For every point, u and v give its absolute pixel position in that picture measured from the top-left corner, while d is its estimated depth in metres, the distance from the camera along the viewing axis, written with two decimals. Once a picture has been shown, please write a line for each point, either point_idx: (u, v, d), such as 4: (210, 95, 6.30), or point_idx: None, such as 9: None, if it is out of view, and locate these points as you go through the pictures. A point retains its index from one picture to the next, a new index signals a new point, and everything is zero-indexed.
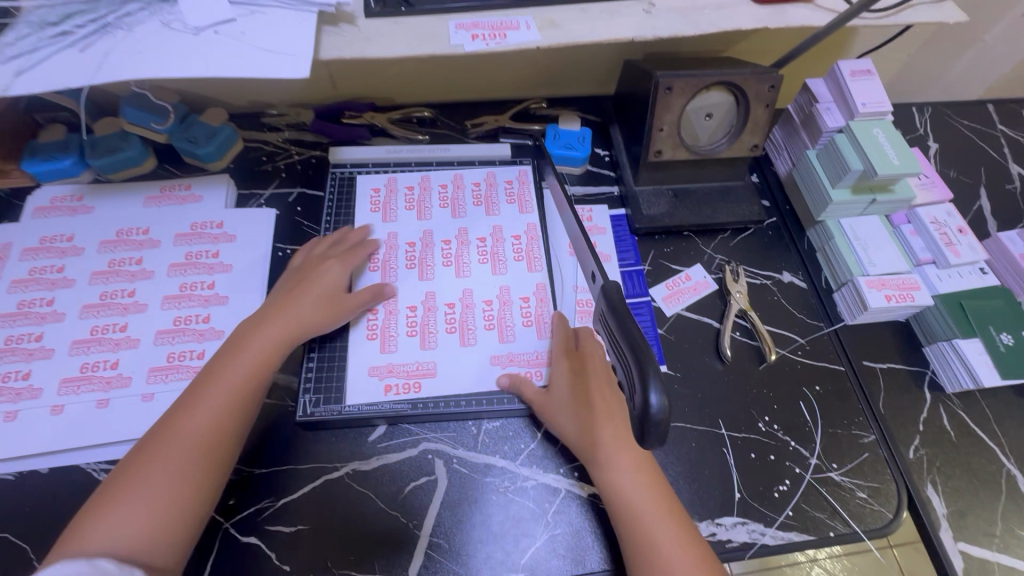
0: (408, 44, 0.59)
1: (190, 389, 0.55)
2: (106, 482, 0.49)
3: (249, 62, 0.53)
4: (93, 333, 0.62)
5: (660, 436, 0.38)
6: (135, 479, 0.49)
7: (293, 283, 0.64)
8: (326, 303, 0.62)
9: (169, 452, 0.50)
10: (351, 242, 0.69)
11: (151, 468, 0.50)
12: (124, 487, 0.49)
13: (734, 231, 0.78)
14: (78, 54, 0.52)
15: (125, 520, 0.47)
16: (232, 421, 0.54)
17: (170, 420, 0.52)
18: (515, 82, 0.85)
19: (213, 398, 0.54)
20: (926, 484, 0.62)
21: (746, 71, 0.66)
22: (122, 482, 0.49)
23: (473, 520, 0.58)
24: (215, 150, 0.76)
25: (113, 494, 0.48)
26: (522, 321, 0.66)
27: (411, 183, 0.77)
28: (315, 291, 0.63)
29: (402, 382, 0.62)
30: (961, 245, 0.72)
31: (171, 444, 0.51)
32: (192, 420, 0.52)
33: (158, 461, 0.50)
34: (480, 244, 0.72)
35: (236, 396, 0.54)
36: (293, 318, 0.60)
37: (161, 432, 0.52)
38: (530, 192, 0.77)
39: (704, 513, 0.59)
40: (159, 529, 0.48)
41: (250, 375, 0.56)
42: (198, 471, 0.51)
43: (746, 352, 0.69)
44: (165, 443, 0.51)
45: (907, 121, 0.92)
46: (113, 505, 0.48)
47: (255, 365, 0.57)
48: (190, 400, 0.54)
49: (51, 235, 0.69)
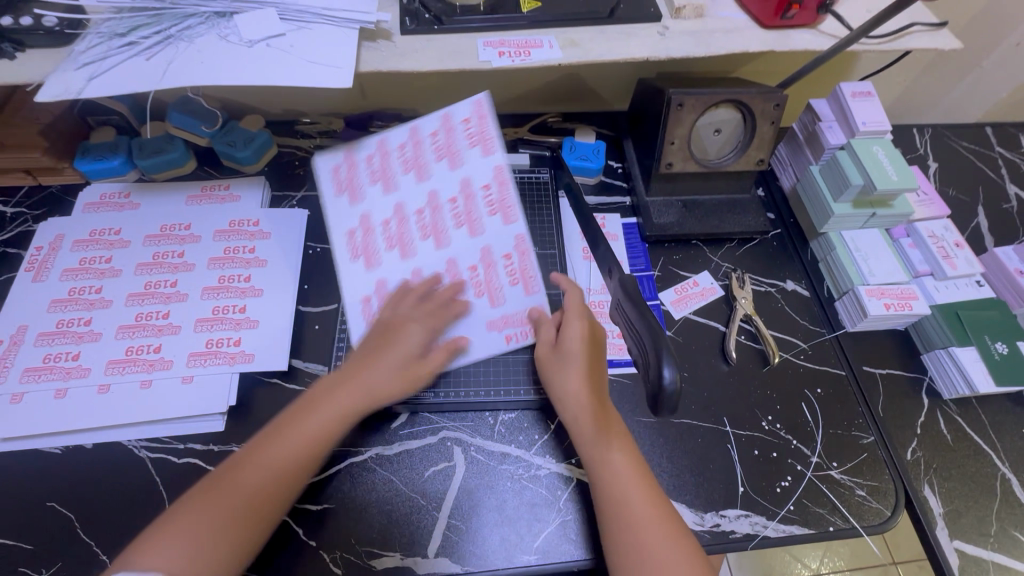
0: (440, 59, 0.64)
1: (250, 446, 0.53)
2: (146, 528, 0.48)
3: (297, 72, 0.58)
4: (138, 319, 0.67)
5: (673, 406, 0.44)
6: (192, 520, 0.48)
7: (374, 346, 0.57)
8: (402, 377, 0.57)
9: (230, 498, 0.50)
10: (443, 300, 0.60)
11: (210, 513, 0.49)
12: (181, 527, 0.48)
13: (740, 241, 0.82)
14: (143, 62, 0.57)
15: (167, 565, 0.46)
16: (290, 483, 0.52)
17: (233, 465, 0.52)
18: (534, 96, 0.90)
19: (279, 452, 0.52)
20: (923, 485, 0.65)
21: (753, 90, 0.71)
22: (178, 520, 0.48)
23: (489, 505, 0.61)
24: (252, 154, 0.81)
25: (168, 527, 0.48)
26: (509, 280, 0.63)
27: (370, 151, 0.63)
28: (394, 362, 0.57)
29: (406, 361, 0.58)
30: (958, 259, 0.75)
31: (233, 490, 0.50)
32: (254, 469, 0.51)
33: (200, 516, 0.48)
34: (452, 205, 0.62)
35: (301, 457, 0.53)
36: (366, 385, 0.56)
37: (224, 475, 0.51)
38: (492, 125, 0.62)
39: (708, 505, 0.62)
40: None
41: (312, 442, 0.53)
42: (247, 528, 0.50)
43: (750, 354, 0.72)
44: (229, 485, 0.50)
45: (908, 142, 0.96)
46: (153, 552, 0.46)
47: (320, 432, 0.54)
48: (247, 457, 0.52)
49: (101, 228, 0.74)
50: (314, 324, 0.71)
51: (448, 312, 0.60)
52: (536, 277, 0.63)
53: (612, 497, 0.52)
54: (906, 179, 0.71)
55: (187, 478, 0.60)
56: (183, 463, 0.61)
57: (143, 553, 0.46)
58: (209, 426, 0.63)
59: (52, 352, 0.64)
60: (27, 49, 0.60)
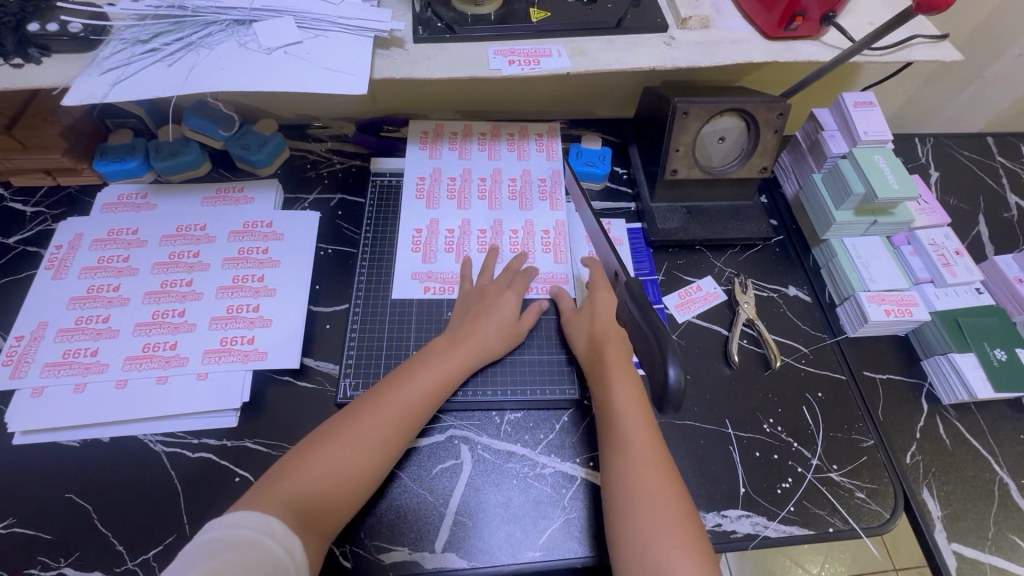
0: (452, 67, 0.66)
1: (378, 388, 0.61)
2: (290, 458, 0.55)
3: (313, 79, 0.60)
4: (155, 316, 0.68)
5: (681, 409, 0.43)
6: (312, 468, 0.54)
7: (475, 305, 0.70)
8: (506, 332, 0.68)
9: (343, 452, 0.55)
10: (515, 270, 0.74)
11: (329, 463, 0.54)
12: (300, 474, 0.53)
13: (743, 247, 0.83)
14: (165, 67, 0.59)
15: (321, 481, 0.53)
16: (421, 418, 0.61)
17: (342, 421, 0.57)
18: (541, 104, 0.92)
19: (388, 413, 0.59)
20: (922, 488, 0.66)
21: (756, 99, 0.72)
22: (298, 467, 0.54)
23: (494, 502, 0.62)
24: (266, 157, 0.83)
25: (288, 476, 0.53)
26: (542, 248, 0.78)
27: (456, 129, 0.87)
28: (495, 322, 0.68)
29: (439, 285, 0.74)
30: (958, 266, 0.76)
31: (345, 444, 0.56)
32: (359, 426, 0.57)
33: (345, 446, 0.56)
34: (511, 183, 0.83)
35: (408, 418, 0.59)
36: (478, 343, 0.66)
37: (337, 428, 0.57)
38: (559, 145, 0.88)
39: (710, 505, 0.63)
40: (332, 507, 0.53)
41: (437, 388, 0.62)
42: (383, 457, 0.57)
43: (752, 358, 0.74)
44: (343, 437, 0.56)
45: (910, 150, 0.97)
46: (301, 476, 0.53)
47: (442, 380, 0.63)
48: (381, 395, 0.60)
49: (118, 227, 0.75)
50: (325, 324, 0.73)
51: (529, 278, 0.73)
52: (566, 252, 0.78)
53: (627, 488, 0.54)
54: (908, 188, 0.72)
55: (200, 472, 0.62)
56: (196, 457, 0.63)
57: (259, 499, 0.51)
58: (222, 422, 0.65)
59: (71, 347, 0.66)
60: (52, 54, 0.62)
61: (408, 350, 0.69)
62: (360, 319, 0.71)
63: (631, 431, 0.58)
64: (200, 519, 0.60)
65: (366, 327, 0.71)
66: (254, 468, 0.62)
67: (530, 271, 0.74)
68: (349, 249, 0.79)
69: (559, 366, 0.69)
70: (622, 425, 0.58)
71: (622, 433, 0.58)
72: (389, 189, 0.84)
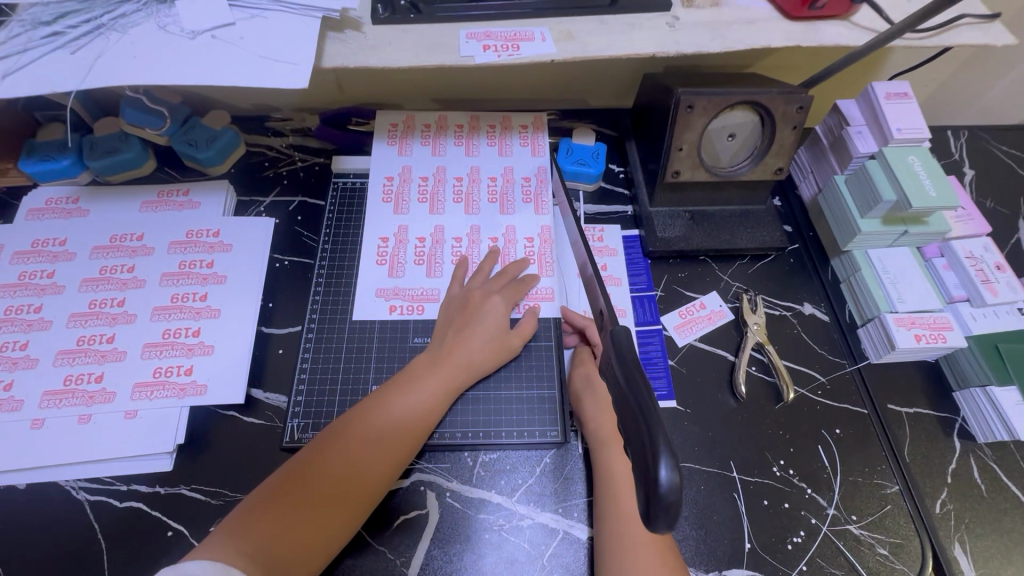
0: (416, 53, 0.56)
1: (354, 416, 0.54)
2: (253, 500, 0.48)
3: (245, 69, 0.50)
4: (80, 343, 0.61)
5: (673, 516, 0.33)
6: (279, 515, 0.47)
7: (458, 317, 0.61)
8: (497, 345, 0.60)
9: (314, 494, 0.49)
10: (512, 276, 0.65)
11: (300, 507, 0.48)
12: (266, 523, 0.47)
13: (754, 257, 0.74)
14: (68, 56, 0.50)
15: (287, 527, 0.47)
16: (403, 450, 0.53)
17: (311, 458, 0.51)
18: (528, 93, 0.82)
19: (364, 447, 0.52)
20: (953, 543, 0.58)
21: (773, 90, 0.62)
22: (263, 512, 0.47)
23: (464, 561, 0.54)
24: (216, 155, 0.74)
25: (250, 521, 0.47)
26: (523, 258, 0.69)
27: (428, 122, 0.77)
28: (485, 335, 0.60)
29: (406, 304, 0.65)
30: (1000, 283, 0.67)
31: (316, 485, 0.49)
32: (331, 463, 0.50)
33: (315, 486, 0.49)
34: (491, 183, 0.73)
35: (388, 451, 0.52)
36: (465, 360, 0.58)
37: (308, 465, 0.50)
38: (545, 139, 0.78)
39: (710, 564, 0.55)
40: (300, 557, 0.47)
41: (421, 414, 0.55)
42: (361, 495, 0.51)
43: (762, 388, 0.65)
44: (313, 475, 0.50)
45: (943, 146, 0.87)
46: (263, 522, 0.47)
47: (425, 405, 0.55)
48: (355, 425, 0.53)
49: (44, 238, 0.67)
50: (278, 349, 0.64)
51: (525, 287, 0.65)
52: (553, 262, 0.69)
53: None
54: (946, 196, 0.63)
55: (127, 526, 0.54)
56: (122, 507, 0.55)
57: (218, 551, 0.44)
58: (153, 465, 0.57)
59: None
60: None
61: (365, 384, 0.61)
62: (314, 344, 0.63)
63: (626, 511, 0.52)
64: None
65: (320, 354, 0.62)
66: (188, 520, 0.55)
67: (528, 280, 0.65)
68: (308, 261, 0.70)
69: (540, 402, 0.61)
70: (618, 507, 0.52)
71: (615, 514, 0.52)
72: (353, 191, 0.74)
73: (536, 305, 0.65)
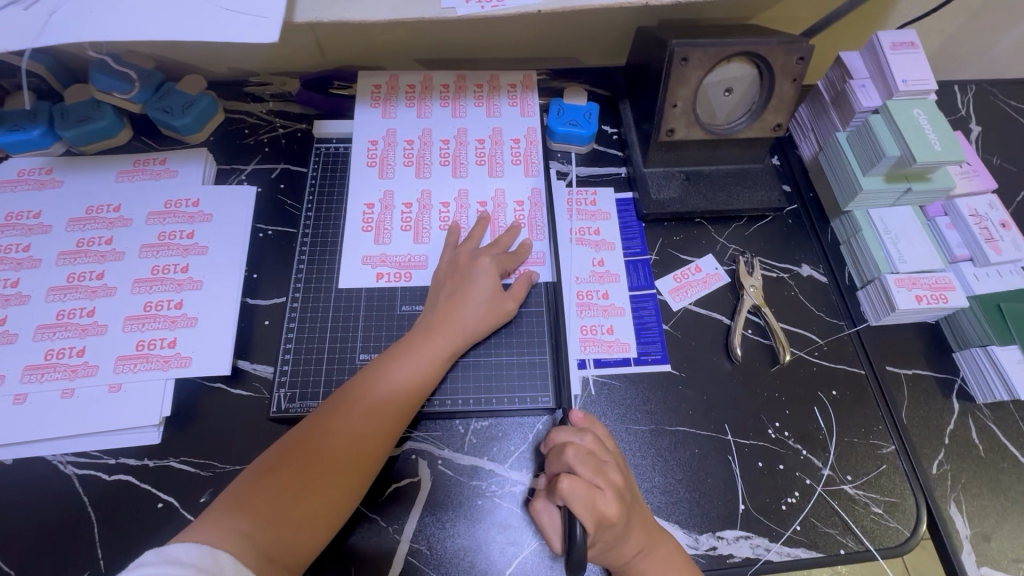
0: (395, 5, 0.52)
1: (348, 387, 0.53)
2: (251, 473, 0.48)
3: (211, 25, 0.47)
4: (59, 318, 0.59)
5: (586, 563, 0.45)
6: (277, 486, 0.47)
7: (448, 281, 0.60)
8: (491, 308, 0.59)
9: (311, 466, 0.48)
10: (505, 246, 0.63)
11: (301, 478, 0.48)
12: (260, 501, 0.46)
13: (751, 219, 0.72)
14: (19, 12, 0.46)
15: (285, 498, 0.46)
16: (399, 419, 0.53)
17: (308, 431, 0.50)
18: (517, 50, 0.78)
19: (360, 416, 0.51)
20: (949, 503, 0.57)
21: (772, 41, 0.59)
22: (260, 486, 0.47)
23: (456, 527, 0.54)
24: (193, 122, 0.71)
25: (247, 497, 0.46)
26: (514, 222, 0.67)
27: (413, 82, 0.74)
28: (476, 299, 0.58)
29: (394, 271, 0.63)
30: (1004, 242, 0.65)
31: (314, 458, 0.48)
32: (330, 434, 0.50)
33: (311, 458, 0.48)
34: (479, 144, 0.71)
35: (385, 419, 0.52)
36: (460, 325, 0.57)
37: (304, 438, 0.50)
38: (535, 99, 0.75)
39: (704, 525, 0.55)
40: (303, 528, 0.46)
41: (416, 381, 0.54)
42: (360, 465, 0.50)
43: (757, 351, 0.64)
44: (309, 449, 0.49)
45: (949, 101, 0.84)
46: (260, 495, 0.46)
47: (420, 372, 0.54)
48: (349, 397, 0.52)
49: (18, 211, 0.65)
50: (264, 321, 0.63)
51: (517, 256, 0.63)
52: (543, 226, 0.67)
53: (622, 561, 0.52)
54: (952, 149, 0.61)
55: (116, 499, 0.54)
56: (112, 481, 0.54)
57: (214, 532, 0.43)
58: (140, 439, 0.56)
59: None
60: None
61: (353, 354, 0.59)
62: (300, 314, 0.61)
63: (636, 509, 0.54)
64: (117, 554, 0.52)
65: (307, 324, 0.61)
66: (179, 492, 0.54)
67: (519, 251, 0.63)
68: (292, 230, 0.68)
69: (531, 367, 0.60)
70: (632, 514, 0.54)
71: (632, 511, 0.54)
72: (336, 156, 0.71)
73: (528, 270, 0.64)
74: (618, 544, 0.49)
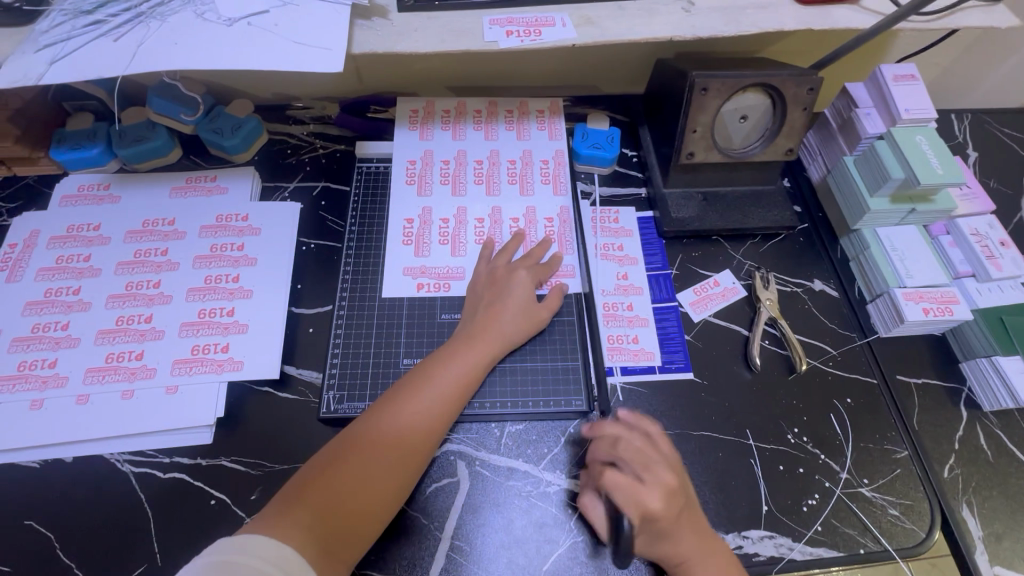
0: (442, 39, 0.57)
1: (398, 390, 0.56)
2: (309, 471, 0.51)
3: (281, 56, 0.52)
4: (119, 323, 0.63)
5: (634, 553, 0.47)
6: (334, 482, 0.49)
7: (485, 293, 0.64)
8: (526, 317, 0.63)
9: (367, 463, 0.51)
10: (537, 257, 0.68)
11: (357, 474, 0.50)
12: (321, 494, 0.49)
13: (765, 236, 0.76)
14: (110, 44, 0.51)
15: (343, 493, 0.49)
16: (444, 421, 0.56)
17: (362, 431, 0.53)
18: (542, 78, 0.83)
19: (409, 418, 0.54)
20: (962, 505, 0.60)
21: (784, 73, 0.64)
22: (319, 481, 0.49)
23: (494, 525, 0.57)
24: (240, 143, 0.75)
25: (306, 493, 0.49)
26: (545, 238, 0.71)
27: (448, 106, 0.79)
28: (513, 307, 0.62)
29: (433, 282, 0.67)
30: (1004, 259, 0.69)
31: (368, 457, 0.51)
32: (382, 434, 0.53)
33: (366, 456, 0.51)
34: (510, 165, 0.76)
35: (433, 420, 0.55)
36: (499, 334, 0.61)
37: (358, 438, 0.53)
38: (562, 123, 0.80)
39: (730, 525, 0.58)
40: (358, 521, 0.49)
41: (459, 385, 0.57)
42: (409, 463, 0.53)
43: (775, 361, 0.67)
44: (364, 448, 0.52)
45: (947, 128, 0.89)
46: (319, 490, 0.49)
47: (464, 377, 0.58)
48: (400, 399, 0.55)
49: (79, 223, 0.69)
50: (308, 328, 0.66)
51: (549, 268, 0.67)
52: (573, 242, 0.71)
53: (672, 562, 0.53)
54: (952, 173, 0.65)
55: (171, 496, 0.56)
56: (167, 478, 0.57)
57: (276, 524, 0.46)
58: (194, 439, 0.59)
59: (27, 359, 0.60)
60: None
61: (396, 359, 0.63)
62: (345, 322, 0.65)
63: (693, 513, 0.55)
64: (172, 549, 0.54)
65: (352, 332, 0.64)
66: (230, 489, 0.57)
67: (551, 264, 0.68)
68: (333, 244, 0.72)
69: (565, 373, 0.64)
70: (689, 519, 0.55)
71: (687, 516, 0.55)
72: (376, 174, 0.76)
73: (559, 282, 0.68)
74: (666, 534, 0.51)
